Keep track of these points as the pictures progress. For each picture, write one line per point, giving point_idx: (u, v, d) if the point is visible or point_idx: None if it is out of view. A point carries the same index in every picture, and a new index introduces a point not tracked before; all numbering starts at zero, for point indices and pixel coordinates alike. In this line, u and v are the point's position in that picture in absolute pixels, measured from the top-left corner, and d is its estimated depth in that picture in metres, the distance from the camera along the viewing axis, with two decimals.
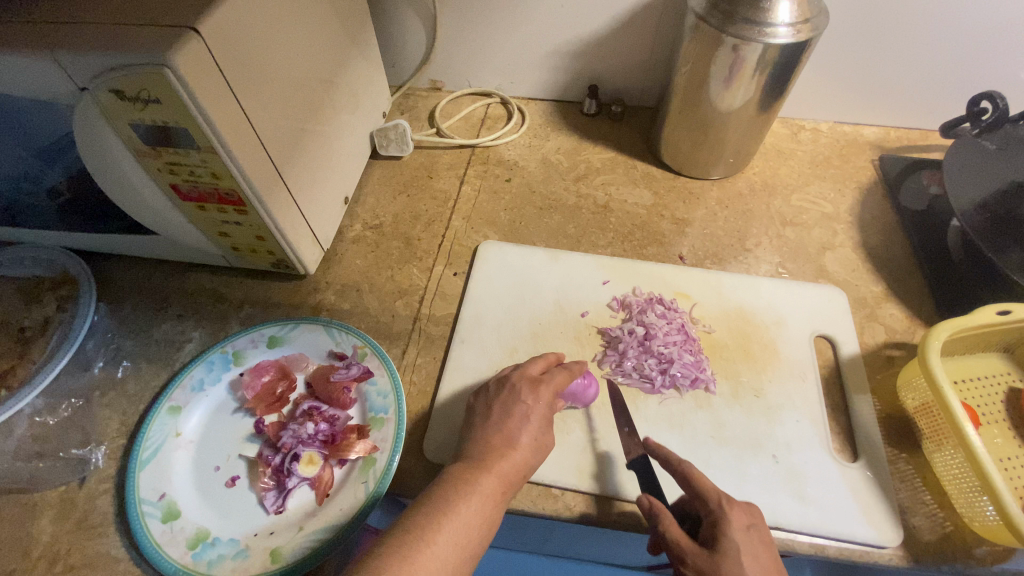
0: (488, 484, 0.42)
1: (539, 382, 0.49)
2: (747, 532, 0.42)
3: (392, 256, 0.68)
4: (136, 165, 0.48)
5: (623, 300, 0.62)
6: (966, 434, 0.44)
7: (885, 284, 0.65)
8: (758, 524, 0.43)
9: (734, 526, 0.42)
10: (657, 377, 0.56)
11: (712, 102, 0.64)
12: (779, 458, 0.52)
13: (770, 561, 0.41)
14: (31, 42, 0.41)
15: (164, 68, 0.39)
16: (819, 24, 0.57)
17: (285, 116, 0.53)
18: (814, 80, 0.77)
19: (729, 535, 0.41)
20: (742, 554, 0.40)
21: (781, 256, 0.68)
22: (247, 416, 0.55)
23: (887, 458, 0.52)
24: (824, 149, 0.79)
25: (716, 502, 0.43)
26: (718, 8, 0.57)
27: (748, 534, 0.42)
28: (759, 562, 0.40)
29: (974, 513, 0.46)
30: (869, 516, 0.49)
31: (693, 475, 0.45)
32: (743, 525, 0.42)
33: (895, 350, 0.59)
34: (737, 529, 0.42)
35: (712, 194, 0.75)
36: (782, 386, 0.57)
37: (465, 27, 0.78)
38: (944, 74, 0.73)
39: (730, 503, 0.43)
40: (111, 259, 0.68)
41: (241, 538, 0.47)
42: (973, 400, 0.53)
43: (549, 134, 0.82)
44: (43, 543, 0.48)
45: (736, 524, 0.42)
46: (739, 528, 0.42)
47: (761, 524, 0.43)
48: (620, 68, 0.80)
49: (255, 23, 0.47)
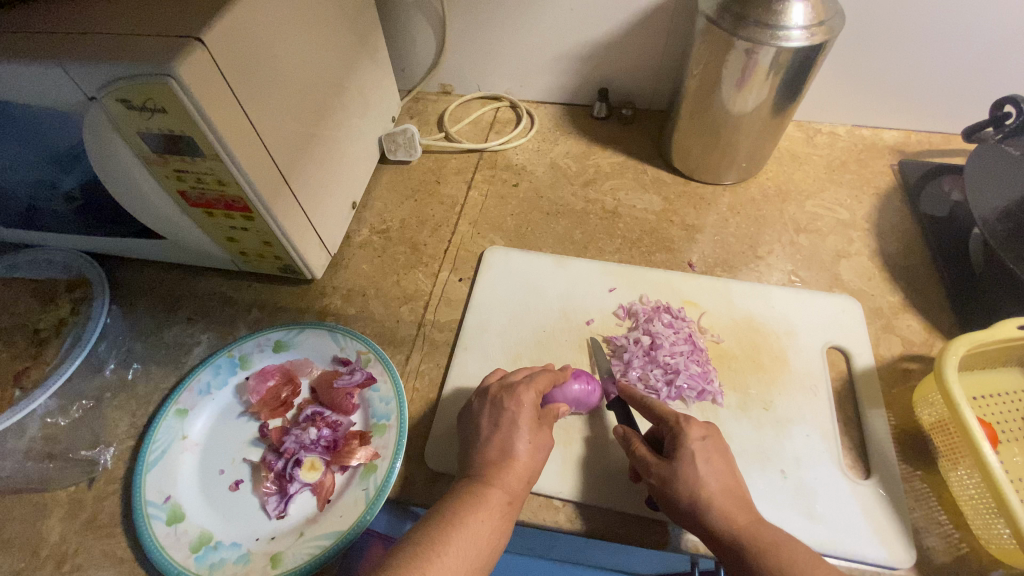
0: (495, 497, 0.42)
1: (518, 387, 0.48)
2: (703, 442, 0.44)
3: (398, 261, 0.69)
4: (146, 172, 0.49)
5: (630, 308, 0.61)
6: (983, 453, 0.43)
7: (902, 294, 0.63)
8: (713, 436, 0.45)
9: (690, 437, 0.45)
10: (663, 388, 0.55)
11: (724, 104, 0.63)
12: (788, 473, 0.51)
13: (723, 466, 0.44)
14: (42, 53, 0.41)
15: (168, 78, 0.40)
16: (834, 26, 0.55)
17: (292, 121, 0.53)
18: (829, 82, 0.75)
19: (684, 444, 0.44)
20: (697, 462, 0.43)
21: (795, 264, 0.67)
22: (252, 419, 0.55)
23: (901, 476, 0.50)
24: (841, 153, 0.77)
25: (673, 419, 0.46)
26: (728, 11, 0.56)
27: (703, 444, 0.44)
28: (712, 466, 0.43)
29: (990, 534, 0.44)
30: (881, 535, 0.47)
31: (654, 405, 0.49)
32: (699, 435, 0.45)
33: (912, 363, 0.57)
34: (693, 439, 0.44)
35: (724, 200, 0.73)
36: (793, 399, 0.55)
37: (474, 31, 0.78)
38: (966, 78, 0.70)
39: (687, 420, 0.46)
40: (125, 262, 0.70)
41: (242, 542, 0.48)
42: (992, 416, 0.51)
43: (558, 138, 0.82)
44: (52, 543, 0.49)
45: (692, 435, 0.45)
46: (694, 438, 0.45)
47: (717, 435, 0.46)
48: (630, 72, 0.79)
49: (261, 28, 0.47)
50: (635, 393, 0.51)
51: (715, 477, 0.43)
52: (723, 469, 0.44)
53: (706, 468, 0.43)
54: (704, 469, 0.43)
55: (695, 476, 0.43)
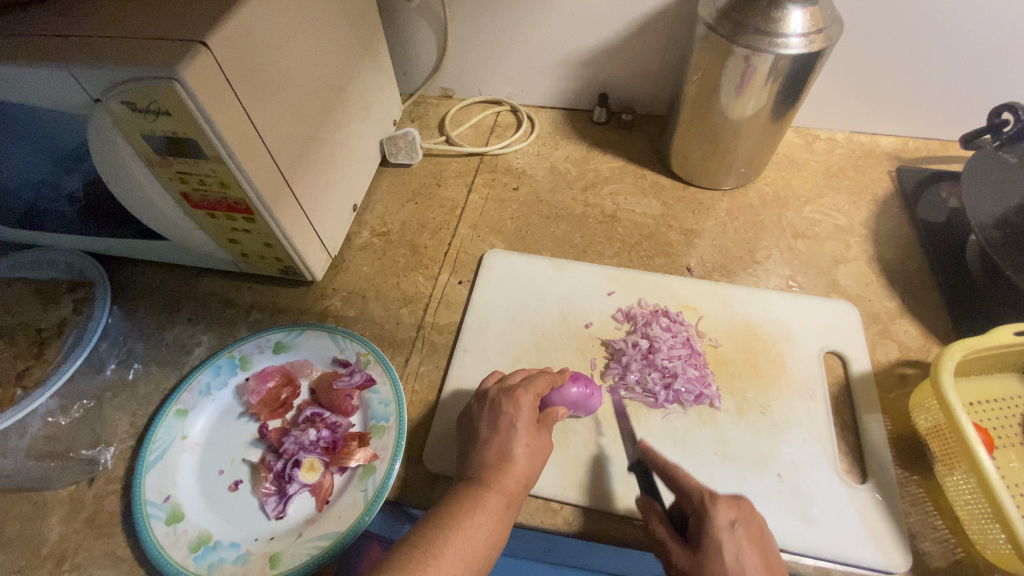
0: (493, 500, 0.42)
1: (516, 390, 0.49)
2: (732, 530, 0.40)
3: (398, 264, 0.69)
4: (148, 174, 0.49)
5: (628, 312, 0.62)
6: (978, 457, 0.43)
7: (900, 299, 0.63)
8: (745, 518, 0.41)
9: (717, 525, 0.40)
10: (661, 392, 0.55)
11: (723, 110, 0.64)
12: (785, 476, 0.51)
13: (756, 559, 0.39)
14: (47, 55, 0.42)
15: (172, 81, 0.40)
16: (832, 35, 0.56)
17: (295, 124, 0.54)
18: (828, 88, 0.75)
19: (711, 535, 0.40)
20: (726, 557, 0.39)
21: (793, 269, 0.67)
22: (252, 420, 0.55)
23: (898, 481, 0.50)
24: (839, 159, 0.77)
25: (698, 499, 0.42)
26: (728, 18, 0.56)
27: (733, 532, 0.40)
28: (745, 561, 0.38)
29: (986, 539, 0.44)
30: (877, 539, 0.47)
31: (677, 473, 0.45)
32: (727, 522, 0.40)
33: (909, 368, 0.57)
34: (720, 528, 0.40)
35: (723, 205, 0.74)
36: (790, 404, 0.55)
37: (475, 36, 0.78)
38: (964, 85, 0.71)
39: (713, 499, 0.42)
40: (126, 263, 0.70)
41: (241, 542, 0.48)
42: (988, 421, 0.51)
43: (558, 142, 0.82)
44: (52, 541, 0.49)
45: (719, 522, 0.40)
46: (722, 526, 0.40)
47: (748, 517, 0.41)
48: (630, 78, 0.80)
49: (265, 32, 0.48)
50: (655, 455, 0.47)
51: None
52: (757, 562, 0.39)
53: (737, 565, 0.38)
54: (734, 564, 0.38)
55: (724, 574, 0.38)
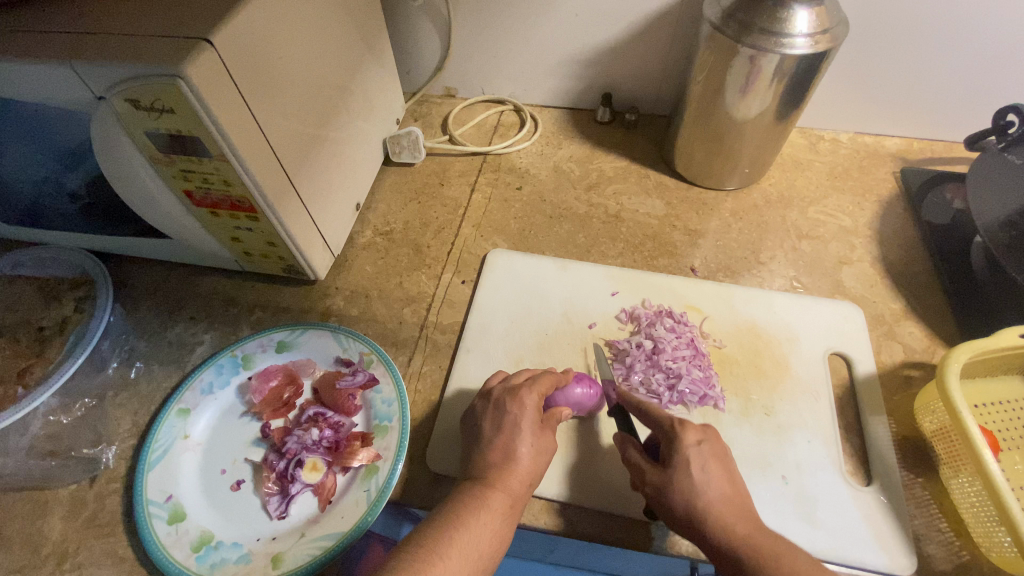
0: (497, 500, 0.42)
1: (520, 390, 0.49)
2: (699, 448, 0.43)
3: (401, 263, 0.69)
4: (151, 172, 0.49)
5: (632, 312, 0.62)
6: (984, 461, 0.43)
7: (904, 301, 0.63)
8: (710, 439, 0.44)
9: (686, 443, 0.43)
10: (665, 393, 0.55)
11: (728, 110, 0.63)
12: (789, 479, 0.51)
13: (720, 471, 0.42)
14: (51, 52, 0.42)
15: (176, 79, 0.40)
16: (838, 35, 0.55)
17: (298, 122, 0.54)
18: (833, 88, 0.75)
19: (679, 452, 0.43)
20: (693, 469, 0.42)
21: (797, 270, 0.67)
22: (254, 419, 0.55)
23: (902, 483, 0.50)
24: (843, 160, 0.77)
25: (668, 424, 0.45)
26: (733, 18, 0.56)
27: (699, 449, 0.43)
28: (709, 472, 0.42)
29: (991, 542, 0.44)
30: (882, 542, 0.47)
31: (650, 407, 0.48)
32: (694, 440, 0.43)
33: (913, 370, 0.57)
34: (688, 445, 0.43)
35: (727, 206, 0.74)
36: (794, 406, 0.55)
37: (479, 34, 0.78)
38: (969, 86, 0.70)
39: (682, 424, 0.45)
40: (128, 261, 0.70)
41: (243, 542, 0.48)
42: (994, 424, 0.51)
43: (561, 142, 0.82)
44: (53, 541, 0.49)
45: (687, 441, 0.43)
46: (689, 444, 0.43)
47: (713, 438, 0.44)
48: (634, 78, 0.80)
49: (268, 29, 0.47)
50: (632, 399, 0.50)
51: (713, 485, 0.42)
52: (720, 474, 0.42)
53: (703, 477, 0.42)
54: (700, 477, 0.42)
55: (691, 484, 0.42)
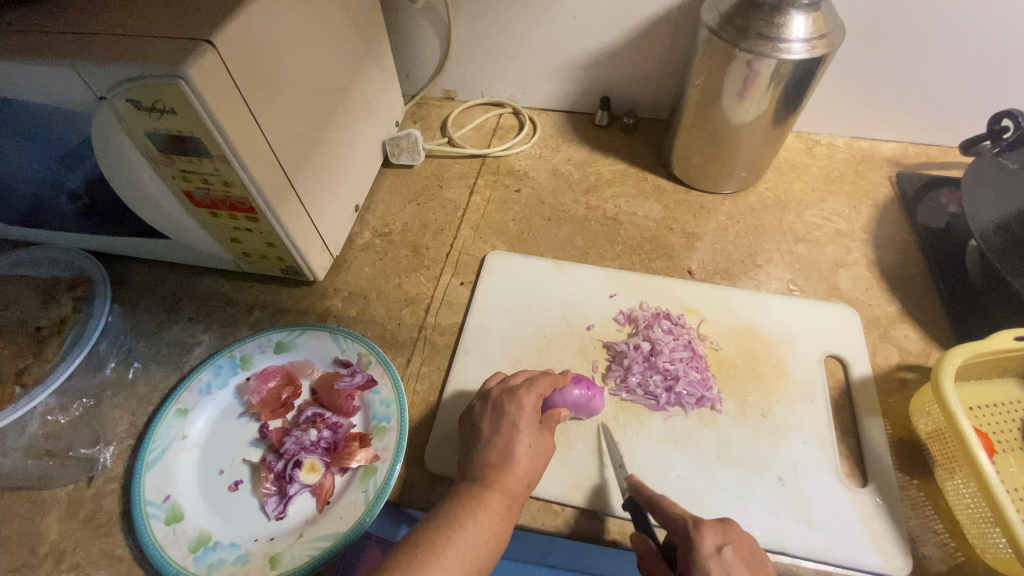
0: (495, 501, 0.42)
1: (518, 391, 0.49)
2: (720, 557, 0.39)
3: (400, 265, 0.69)
4: (152, 173, 0.49)
5: (630, 314, 0.62)
6: (978, 461, 0.43)
7: (899, 304, 0.63)
8: (732, 542, 0.40)
9: (703, 554, 0.39)
10: (662, 395, 0.55)
11: (725, 114, 0.64)
12: (786, 480, 0.51)
13: None
14: (52, 52, 0.42)
15: (177, 79, 0.40)
16: (835, 40, 0.56)
17: (298, 123, 0.54)
18: (829, 93, 0.76)
19: (698, 564, 0.39)
20: None
21: (793, 273, 0.67)
22: (252, 420, 0.55)
23: (898, 484, 0.51)
24: (840, 164, 0.78)
25: (684, 528, 0.41)
26: (731, 23, 0.57)
27: (721, 558, 0.39)
28: None
29: (986, 543, 0.45)
30: (878, 543, 0.48)
31: (662, 502, 0.44)
32: (713, 549, 0.39)
33: (909, 372, 0.58)
34: (707, 556, 0.39)
35: (724, 209, 0.74)
36: (791, 407, 0.55)
37: (478, 37, 0.79)
38: (963, 91, 0.71)
39: (698, 527, 0.41)
40: (127, 261, 0.70)
41: (241, 543, 0.48)
42: (988, 426, 0.51)
43: (560, 145, 0.82)
44: (50, 541, 0.49)
45: (705, 550, 0.39)
46: (708, 554, 0.39)
47: (737, 542, 0.40)
48: (632, 81, 0.80)
49: (269, 30, 0.48)
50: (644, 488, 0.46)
51: None
52: None
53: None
54: None
55: None
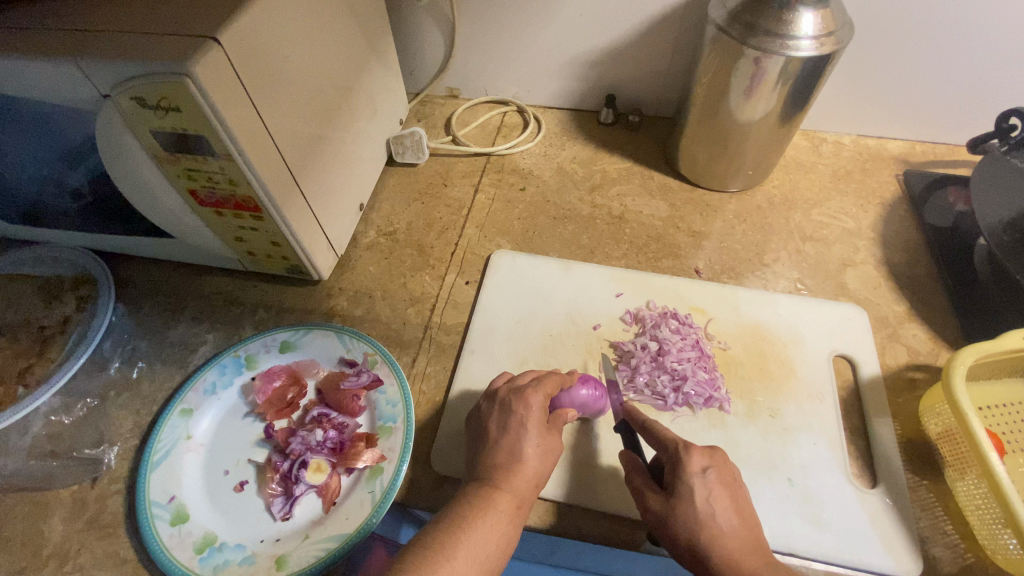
0: (503, 501, 0.42)
1: (526, 391, 0.48)
2: (703, 477, 0.43)
3: (405, 264, 0.69)
4: (156, 171, 0.48)
5: (636, 314, 0.62)
6: (989, 462, 0.43)
7: (908, 303, 0.63)
8: (717, 466, 0.44)
9: (690, 471, 0.43)
10: (670, 395, 0.55)
11: (733, 113, 0.63)
12: (795, 481, 0.51)
13: (724, 501, 0.42)
14: (56, 49, 0.41)
15: (183, 77, 0.39)
16: (843, 38, 0.55)
17: (303, 120, 0.53)
18: (836, 91, 0.75)
19: (683, 480, 0.43)
20: (696, 499, 0.42)
21: (801, 272, 0.67)
22: (257, 420, 0.55)
23: (908, 485, 0.50)
24: (846, 163, 0.77)
25: (674, 448, 0.45)
26: (738, 20, 0.56)
27: (704, 477, 0.43)
28: (714, 504, 0.42)
29: (996, 544, 0.44)
30: (888, 545, 0.47)
31: (654, 426, 0.47)
32: (699, 469, 0.43)
33: (917, 372, 0.57)
34: (692, 474, 0.43)
35: (730, 207, 0.74)
36: (800, 407, 0.55)
37: (483, 35, 0.78)
38: (972, 89, 0.71)
39: (687, 449, 0.44)
40: (130, 261, 0.69)
41: (247, 544, 0.47)
42: (998, 426, 0.51)
43: (564, 143, 0.82)
44: (54, 542, 0.49)
45: (692, 469, 0.43)
46: (694, 473, 0.43)
47: (721, 464, 0.44)
48: (638, 80, 0.80)
49: (274, 27, 0.47)
50: (638, 413, 0.50)
51: (718, 517, 0.41)
52: (724, 505, 0.42)
53: (706, 507, 0.41)
54: (704, 508, 0.41)
55: (694, 516, 0.41)
